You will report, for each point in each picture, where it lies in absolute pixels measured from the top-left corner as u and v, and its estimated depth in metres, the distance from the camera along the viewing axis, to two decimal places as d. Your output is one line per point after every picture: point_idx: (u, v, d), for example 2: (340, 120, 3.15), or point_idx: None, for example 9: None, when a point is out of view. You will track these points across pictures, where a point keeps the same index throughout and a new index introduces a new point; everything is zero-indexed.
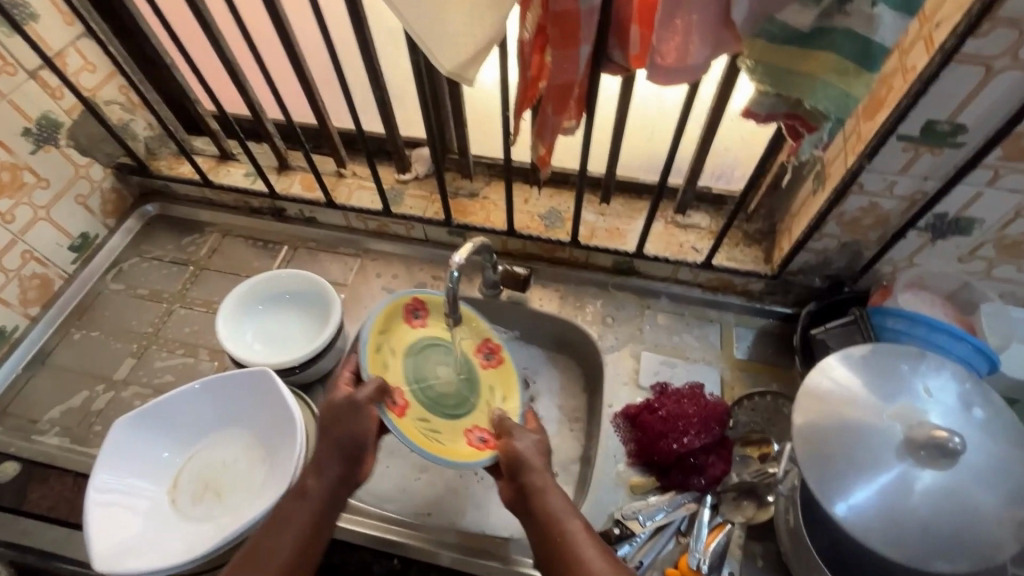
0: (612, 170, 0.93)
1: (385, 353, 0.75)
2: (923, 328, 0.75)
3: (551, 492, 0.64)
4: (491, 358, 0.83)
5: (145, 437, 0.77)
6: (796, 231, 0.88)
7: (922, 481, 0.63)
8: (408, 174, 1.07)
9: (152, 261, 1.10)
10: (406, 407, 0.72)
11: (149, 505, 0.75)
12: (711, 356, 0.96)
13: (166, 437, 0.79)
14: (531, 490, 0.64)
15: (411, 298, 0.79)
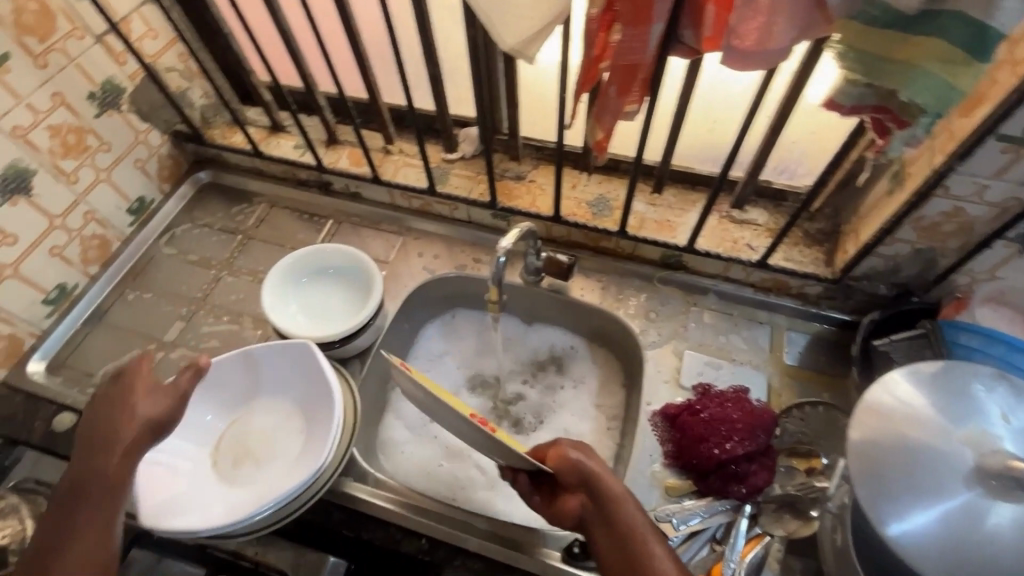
0: (668, 160, 0.89)
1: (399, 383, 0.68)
2: (1003, 347, 0.69)
3: (637, 514, 0.61)
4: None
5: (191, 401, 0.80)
6: (864, 234, 0.82)
7: (992, 514, 0.58)
8: (455, 154, 1.06)
9: (202, 228, 1.12)
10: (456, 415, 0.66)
11: (192, 466, 0.77)
12: (759, 360, 0.91)
13: (210, 402, 0.82)
14: (614, 508, 0.62)
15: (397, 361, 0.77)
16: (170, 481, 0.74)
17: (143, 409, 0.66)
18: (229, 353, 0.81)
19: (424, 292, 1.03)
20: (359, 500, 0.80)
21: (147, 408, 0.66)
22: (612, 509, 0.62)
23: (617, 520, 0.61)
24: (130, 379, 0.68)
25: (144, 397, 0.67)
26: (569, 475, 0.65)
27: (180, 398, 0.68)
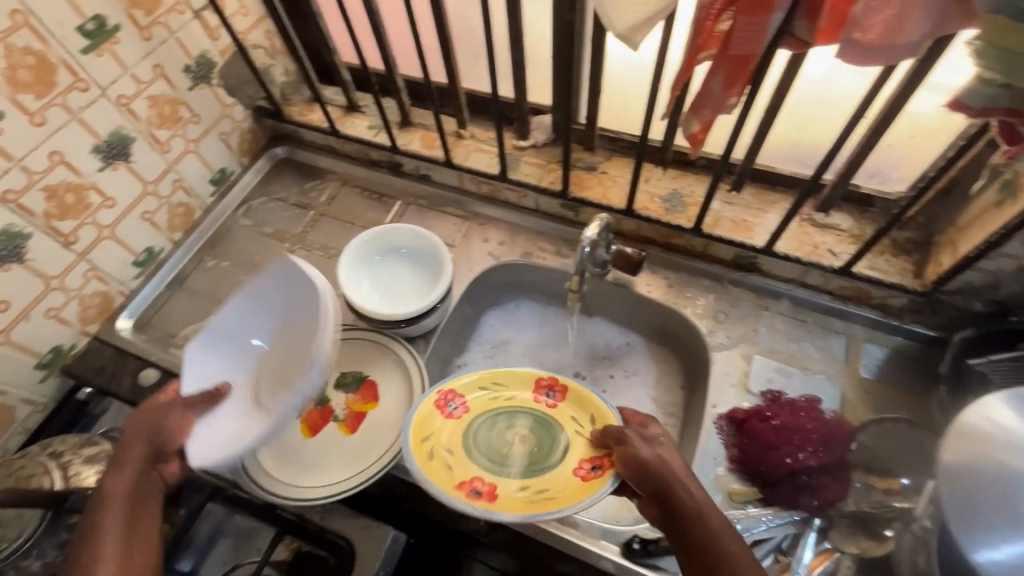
0: (752, 157, 0.86)
1: (440, 453, 0.75)
2: None
3: (723, 530, 0.57)
4: (553, 395, 0.81)
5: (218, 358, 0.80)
6: (965, 246, 0.77)
7: None
8: (528, 141, 1.06)
9: (277, 201, 1.16)
10: (495, 487, 0.73)
11: (236, 407, 0.76)
12: (833, 370, 0.88)
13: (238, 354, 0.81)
14: (698, 521, 0.57)
15: (438, 392, 0.80)
16: (218, 423, 0.73)
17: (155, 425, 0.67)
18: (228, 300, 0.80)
19: (488, 279, 1.04)
20: None
21: (173, 426, 0.68)
22: (695, 523, 0.57)
23: (703, 533, 0.56)
24: (147, 402, 0.70)
25: (159, 416, 0.68)
26: (644, 478, 0.63)
27: (187, 403, 0.71)
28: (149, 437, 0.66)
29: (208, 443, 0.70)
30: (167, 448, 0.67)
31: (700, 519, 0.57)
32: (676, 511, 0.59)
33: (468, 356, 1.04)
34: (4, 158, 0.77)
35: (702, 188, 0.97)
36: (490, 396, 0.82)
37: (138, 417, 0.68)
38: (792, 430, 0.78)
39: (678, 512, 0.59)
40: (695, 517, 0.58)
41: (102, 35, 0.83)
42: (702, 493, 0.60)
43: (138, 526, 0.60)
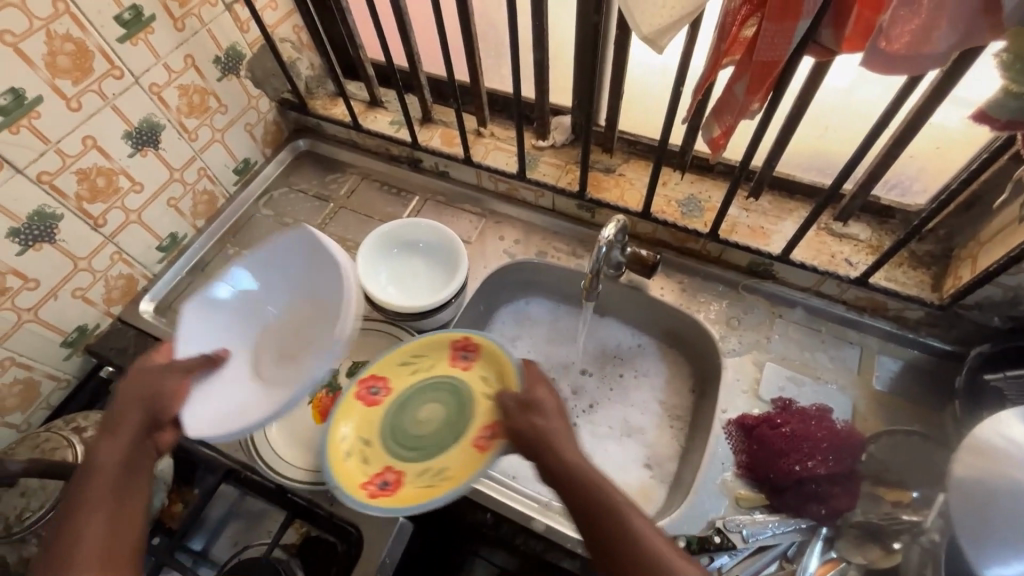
0: (771, 164, 0.86)
1: (351, 442, 0.79)
2: None
3: (619, 497, 0.57)
4: (468, 356, 0.84)
5: (219, 317, 0.80)
6: (985, 260, 0.76)
7: None
8: (547, 141, 1.07)
9: (298, 193, 1.18)
10: (402, 476, 0.76)
11: (235, 375, 0.77)
12: (845, 381, 0.87)
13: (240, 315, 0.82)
14: (592, 493, 0.58)
15: (358, 381, 0.84)
16: (216, 391, 0.74)
17: (149, 393, 0.67)
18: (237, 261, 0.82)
19: (502, 276, 1.05)
20: None
21: (170, 396, 0.68)
22: (591, 496, 0.58)
23: (599, 505, 0.57)
24: (138, 367, 0.69)
25: (156, 385, 0.68)
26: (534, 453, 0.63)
27: (185, 371, 0.72)
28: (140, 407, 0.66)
29: (208, 413, 0.71)
30: (163, 417, 0.67)
31: (593, 493, 0.58)
32: (567, 487, 0.59)
33: None
34: (40, 141, 0.79)
35: (719, 193, 0.97)
36: (410, 370, 0.86)
37: (127, 387, 0.68)
38: (802, 438, 0.78)
39: (571, 487, 0.59)
40: (590, 492, 0.58)
41: (138, 24, 0.85)
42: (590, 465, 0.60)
43: (123, 500, 0.61)
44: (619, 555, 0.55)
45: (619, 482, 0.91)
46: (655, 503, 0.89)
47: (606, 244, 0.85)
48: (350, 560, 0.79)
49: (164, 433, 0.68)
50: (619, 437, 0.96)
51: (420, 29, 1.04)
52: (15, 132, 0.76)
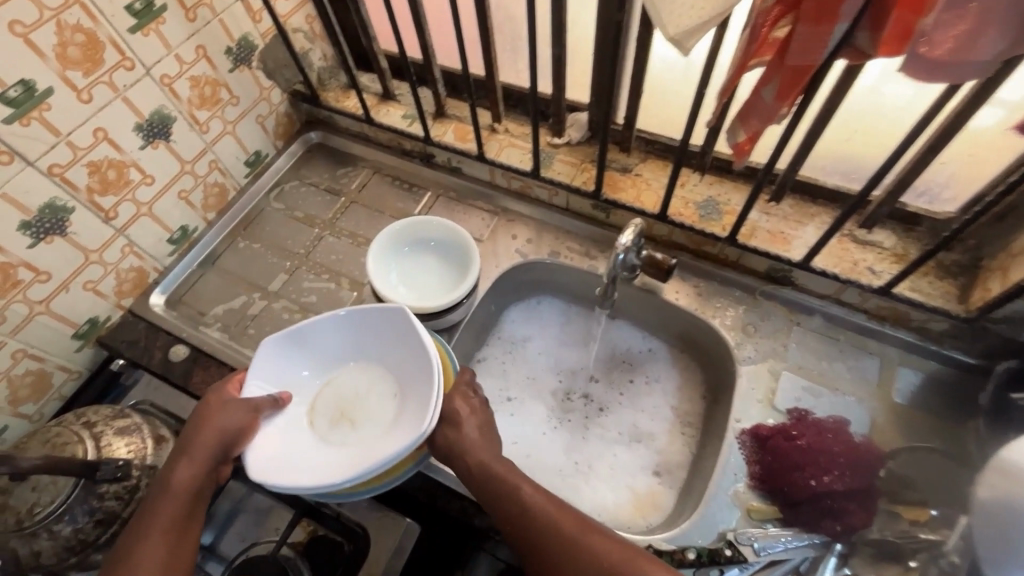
0: (795, 167, 0.83)
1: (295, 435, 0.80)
2: None
3: (518, 480, 0.68)
4: None
5: (290, 357, 0.81)
6: (1017, 273, 0.73)
7: None
8: (562, 139, 1.04)
9: (309, 186, 1.17)
10: None
11: (290, 425, 0.78)
12: (864, 393, 0.85)
13: (306, 359, 0.82)
14: (495, 483, 0.68)
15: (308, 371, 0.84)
16: (275, 435, 0.76)
17: (218, 428, 0.70)
18: (326, 312, 0.80)
19: (513, 276, 1.04)
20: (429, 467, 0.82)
21: (239, 434, 0.71)
22: (494, 484, 0.68)
23: (500, 491, 0.67)
24: (215, 398, 0.72)
25: (228, 418, 0.71)
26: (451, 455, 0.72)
27: (253, 408, 0.73)
28: (206, 444, 0.69)
29: (265, 454, 0.72)
30: (230, 453, 0.71)
31: (497, 482, 0.68)
32: (476, 484, 0.69)
33: (489, 351, 1.05)
34: (51, 133, 0.78)
35: (739, 196, 0.95)
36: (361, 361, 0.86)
37: (201, 419, 0.70)
38: (817, 451, 0.76)
39: (479, 482, 0.69)
40: (494, 482, 0.68)
41: (149, 14, 0.84)
42: (492, 458, 0.71)
43: (181, 533, 0.66)
44: (522, 529, 0.64)
45: (628, 488, 0.91)
46: (663, 509, 0.88)
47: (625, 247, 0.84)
48: (358, 560, 0.79)
49: (226, 467, 0.72)
50: (629, 442, 0.95)
51: (435, 20, 1.02)
52: (26, 124, 0.75)
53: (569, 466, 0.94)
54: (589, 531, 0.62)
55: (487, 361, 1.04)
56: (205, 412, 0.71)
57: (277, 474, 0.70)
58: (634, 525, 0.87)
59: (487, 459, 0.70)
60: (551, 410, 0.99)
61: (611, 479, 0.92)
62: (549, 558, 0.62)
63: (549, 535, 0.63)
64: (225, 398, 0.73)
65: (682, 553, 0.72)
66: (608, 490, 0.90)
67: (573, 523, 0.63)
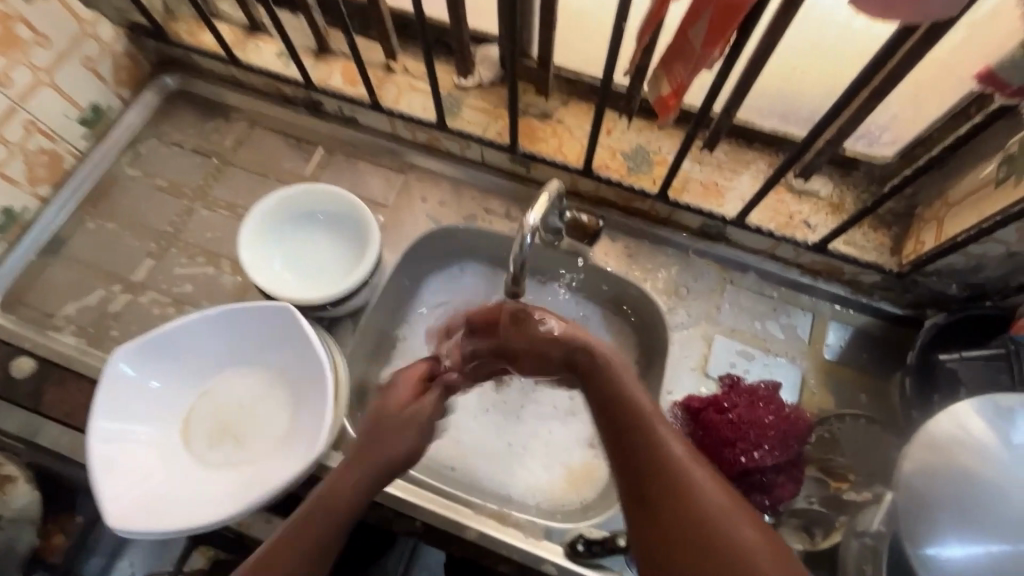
0: (730, 112, 0.73)
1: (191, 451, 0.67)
2: None
3: (652, 413, 0.57)
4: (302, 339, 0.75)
5: (146, 369, 0.65)
6: (952, 226, 0.69)
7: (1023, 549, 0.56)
8: (471, 79, 0.89)
9: (172, 146, 0.96)
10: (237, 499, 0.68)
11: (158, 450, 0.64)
12: (796, 352, 0.82)
13: (167, 368, 0.67)
14: (624, 409, 0.58)
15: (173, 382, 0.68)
16: (137, 468, 0.62)
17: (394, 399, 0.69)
18: (194, 312, 0.65)
19: (428, 244, 0.91)
20: None
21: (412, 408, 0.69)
22: (619, 411, 0.58)
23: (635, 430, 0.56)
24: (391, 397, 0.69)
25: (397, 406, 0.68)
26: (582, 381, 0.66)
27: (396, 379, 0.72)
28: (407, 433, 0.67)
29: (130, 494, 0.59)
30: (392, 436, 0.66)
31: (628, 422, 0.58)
32: (606, 415, 0.59)
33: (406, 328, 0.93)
34: None
35: (671, 143, 0.85)
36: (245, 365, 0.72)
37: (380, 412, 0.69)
38: (748, 425, 0.72)
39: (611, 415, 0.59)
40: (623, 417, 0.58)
41: None
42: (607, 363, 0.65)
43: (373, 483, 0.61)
44: (648, 480, 0.52)
45: (561, 464, 0.85)
46: (598, 483, 0.84)
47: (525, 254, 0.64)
48: None
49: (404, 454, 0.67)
50: (563, 417, 0.88)
51: None
52: None
53: (502, 448, 0.87)
54: (715, 493, 0.50)
55: (409, 340, 0.92)
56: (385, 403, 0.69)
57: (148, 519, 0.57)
58: (568, 501, 0.83)
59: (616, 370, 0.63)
60: (482, 388, 0.90)
61: (545, 457, 0.86)
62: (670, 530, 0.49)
63: (682, 497, 0.50)
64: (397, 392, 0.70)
65: (612, 540, 0.68)
66: (540, 469, 0.85)
67: (718, 500, 0.49)
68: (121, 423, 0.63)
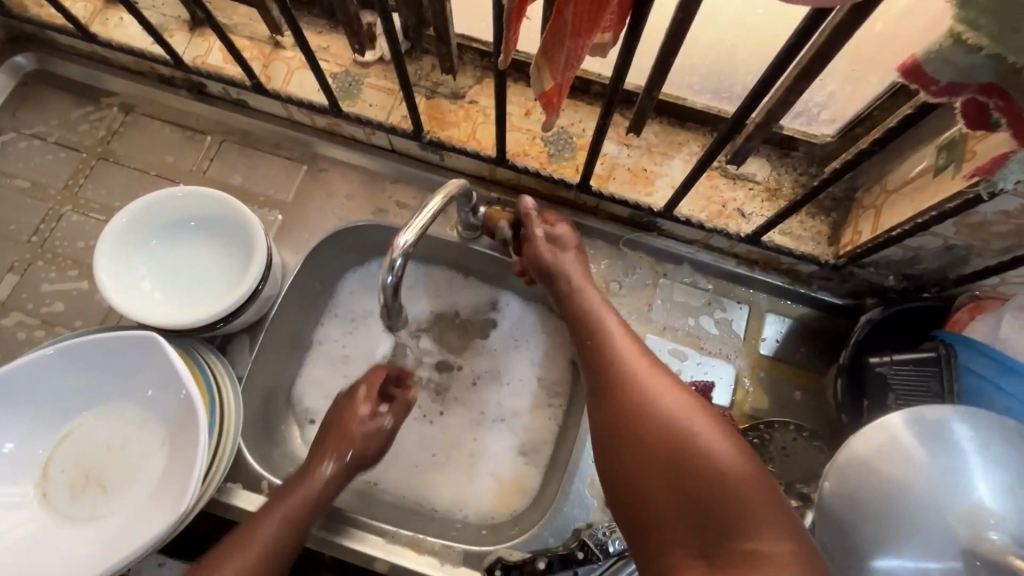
0: (653, 93, 0.65)
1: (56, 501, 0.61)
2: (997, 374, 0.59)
3: (617, 335, 0.59)
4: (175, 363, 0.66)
5: None
6: (888, 217, 0.64)
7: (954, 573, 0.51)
8: (370, 54, 0.79)
9: (32, 139, 0.84)
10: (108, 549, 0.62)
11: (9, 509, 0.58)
12: (730, 350, 0.77)
13: (13, 418, 0.59)
14: (593, 334, 0.60)
15: (23, 430, 0.60)
16: None
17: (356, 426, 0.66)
18: (31, 351, 0.57)
19: (337, 246, 0.81)
20: (236, 510, 0.68)
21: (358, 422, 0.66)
22: (590, 334, 0.60)
23: (610, 358, 0.57)
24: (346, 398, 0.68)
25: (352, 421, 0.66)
26: (562, 303, 0.67)
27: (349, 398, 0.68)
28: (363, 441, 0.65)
29: None
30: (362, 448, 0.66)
31: (605, 348, 0.59)
32: (585, 338, 0.61)
33: (318, 336, 0.84)
34: None
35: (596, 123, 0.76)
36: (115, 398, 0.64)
37: (335, 427, 0.66)
38: None
39: (587, 341, 0.60)
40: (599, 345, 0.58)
41: None
42: (577, 285, 0.66)
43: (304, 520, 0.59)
44: (620, 400, 0.53)
45: (491, 475, 0.80)
46: (529, 492, 0.79)
47: (397, 282, 0.57)
48: None
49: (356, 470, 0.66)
50: (492, 425, 0.82)
51: None
52: None
53: (427, 461, 0.81)
54: (678, 398, 0.51)
55: (321, 346, 0.84)
56: (343, 417, 0.67)
57: None
58: (499, 514, 0.78)
59: (583, 289, 0.66)
60: None
61: (471, 468, 0.80)
62: (642, 446, 0.49)
63: (651, 416, 0.50)
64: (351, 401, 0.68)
65: (532, 563, 0.65)
66: (468, 481, 0.80)
67: (692, 413, 0.49)
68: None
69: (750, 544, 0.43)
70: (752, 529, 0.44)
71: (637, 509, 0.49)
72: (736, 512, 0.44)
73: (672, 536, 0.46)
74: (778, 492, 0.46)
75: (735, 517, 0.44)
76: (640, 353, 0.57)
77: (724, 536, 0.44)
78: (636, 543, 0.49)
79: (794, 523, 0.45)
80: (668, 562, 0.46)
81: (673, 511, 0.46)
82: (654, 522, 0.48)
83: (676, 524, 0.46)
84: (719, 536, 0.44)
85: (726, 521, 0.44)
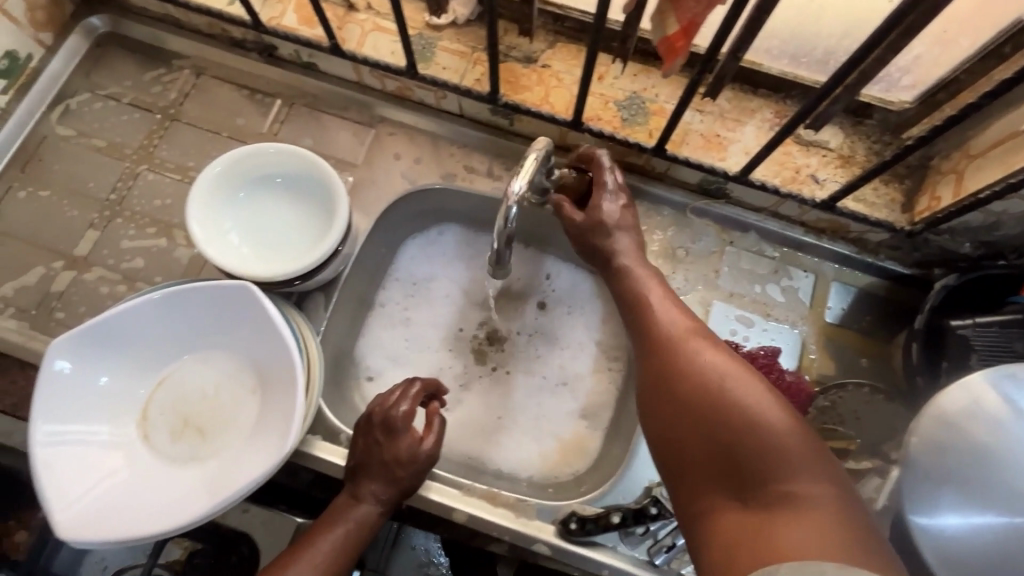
0: (737, 55, 0.63)
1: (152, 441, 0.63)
2: None
3: (662, 303, 0.61)
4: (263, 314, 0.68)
5: (95, 360, 0.59)
6: (973, 182, 0.64)
7: None
8: (444, 17, 0.79)
9: (106, 100, 0.85)
10: None
11: (114, 447, 0.60)
12: (796, 317, 0.78)
13: (117, 360, 0.61)
14: (639, 301, 0.63)
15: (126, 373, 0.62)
16: (89, 467, 0.58)
17: (399, 453, 0.65)
18: (141, 295, 0.59)
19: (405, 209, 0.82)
20: (317, 460, 0.70)
21: (397, 449, 0.65)
22: (636, 302, 0.63)
23: (649, 326, 0.60)
24: (384, 421, 0.66)
25: (393, 447, 0.65)
26: (610, 280, 0.68)
27: (387, 414, 0.66)
28: (406, 473, 0.65)
29: (84, 495, 0.55)
30: (404, 472, 0.65)
31: (649, 313, 0.61)
32: (632, 304, 0.63)
33: (382, 299, 0.86)
34: None
35: (670, 90, 0.77)
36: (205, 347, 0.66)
37: (377, 454, 0.65)
38: None
39: (632, 307, 0.63)
40: (639, 315, 0.61)
41: None
42: (625, 253, 0.67)
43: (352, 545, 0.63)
44: (656, 364, 0.56)
45: (553, 436, 0.81)
46: (591, 454, 0.80)
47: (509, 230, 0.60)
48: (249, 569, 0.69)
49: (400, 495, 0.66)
50: (554, 388, 0.83)
51: None
52: None
53: (491, 420, 0.82)
54: (718, 357, 0.53)
55: (386, 308, 0.85)
56: (384, 446, 0.65)
57: (99, 523, 0.53)
58: (563, 475, 0.79)
59: (634, 261, 0.67)
60: (466, 360, 0.85)
61: (534, 430, 0.82)
62: (677, 401, 0.52)
63: (691, 372, 0.52)
64: (388, 422, 0.66)
65: (607, 517, 0.66)
66: (532, 441, 0.81)
67: (733, 370, 0.51)
68: (65, 422, 0.58)
69: (788, 487, 0.44)
70: (791, 473, 0.45)
71: (677, 459, 0.51)
72: (773, 460, 0.45)
73: (710, 482, 0.48)
74: (823, 443, 0.47)
75: (773, 464, 0.45)
76: (683, 320, 0.59)
77: (759, 479, 0.45)
78: (676, 489, 0.52)
79: (836, 477, 0.45)
80: (705, 507, 0.48)
81: (708, 457, 0.49)
82: (693, 469, 0.50)
83: (712, 469, 0.48)
84: (752, 479, 0.46)
85: (760, 465, 0.46)
